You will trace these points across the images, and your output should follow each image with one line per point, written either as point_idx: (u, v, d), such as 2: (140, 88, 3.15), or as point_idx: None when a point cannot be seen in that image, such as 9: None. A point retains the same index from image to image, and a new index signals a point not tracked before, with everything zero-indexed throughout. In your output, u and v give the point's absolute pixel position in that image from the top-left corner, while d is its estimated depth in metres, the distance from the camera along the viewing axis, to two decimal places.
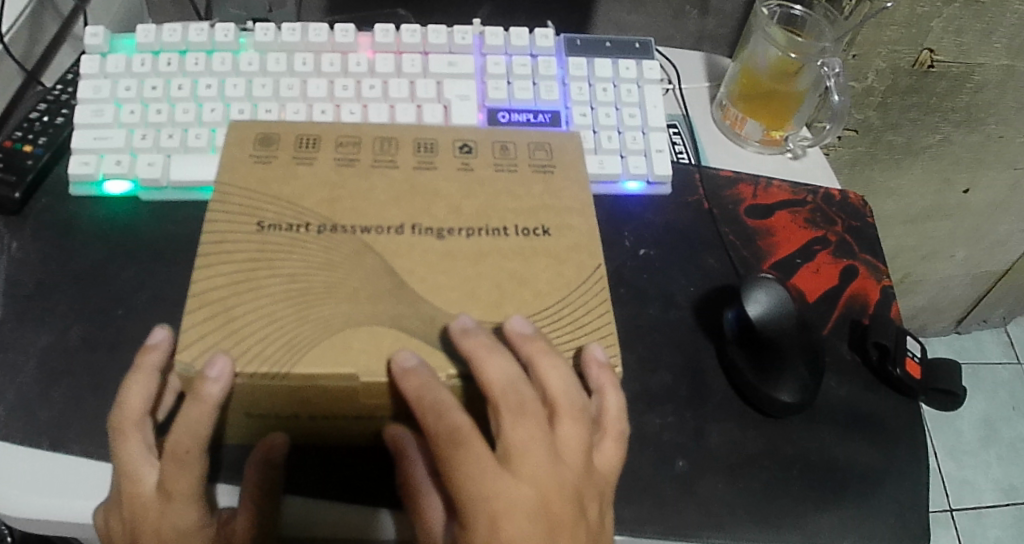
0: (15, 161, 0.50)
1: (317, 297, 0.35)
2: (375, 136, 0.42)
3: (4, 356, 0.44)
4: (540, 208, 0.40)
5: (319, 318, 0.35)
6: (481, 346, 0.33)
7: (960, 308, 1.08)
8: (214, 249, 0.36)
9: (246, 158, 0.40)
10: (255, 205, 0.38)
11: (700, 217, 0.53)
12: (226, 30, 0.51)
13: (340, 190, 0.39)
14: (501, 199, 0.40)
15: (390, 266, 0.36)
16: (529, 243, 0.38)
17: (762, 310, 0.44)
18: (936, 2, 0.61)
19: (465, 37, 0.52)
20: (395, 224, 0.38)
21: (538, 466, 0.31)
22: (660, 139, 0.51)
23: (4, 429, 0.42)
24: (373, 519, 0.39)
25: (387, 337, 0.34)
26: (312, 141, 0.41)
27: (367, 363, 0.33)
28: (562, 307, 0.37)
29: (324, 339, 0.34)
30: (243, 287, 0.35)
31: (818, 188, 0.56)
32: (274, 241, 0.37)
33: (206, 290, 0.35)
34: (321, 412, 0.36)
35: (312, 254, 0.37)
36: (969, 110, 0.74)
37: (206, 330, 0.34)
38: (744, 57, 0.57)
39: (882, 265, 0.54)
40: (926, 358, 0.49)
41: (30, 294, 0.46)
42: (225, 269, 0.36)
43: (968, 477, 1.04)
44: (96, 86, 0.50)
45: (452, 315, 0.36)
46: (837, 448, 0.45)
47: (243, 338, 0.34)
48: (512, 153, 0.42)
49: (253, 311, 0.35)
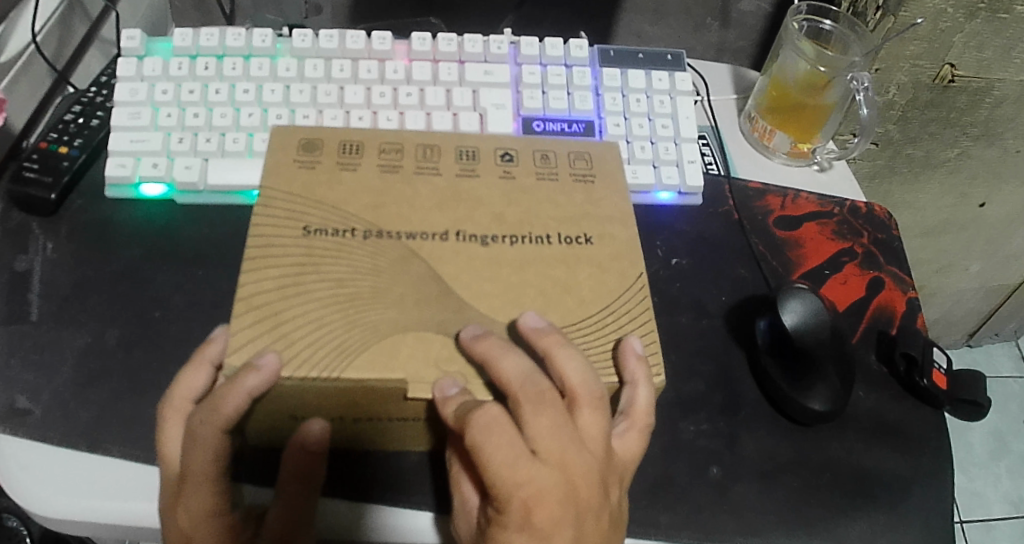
0: (51, 163, 0.50)
1: (365, 302, 0.36)
2: (417, 144, 0.42)
3: (41, 356, 0.44)
4: (582, 217, 0.40)
5: (368, 323, 0.35)
6: (493, 344, 0.33)
7: (973, 321, 1.09)
8: (261, 253, 0.36)
9: (290, 163, 0.40)
10: (301, 209, 0.38)
11: (730, 227, 0.53)
12: (264, 36, 0.52)
13: (384, 196, 0.39)
14: (543, 207, 0.40)
15: (436, 271, 0.37)
16: (572, 251, 0.38)
17: (797, 319, 0.44)
18: (959, 18, 0.61)
19: (500, 47, 0.53)
20: (439, 231, 0.38)
21: (565, 455, 0.31)
22: (692, 150, 0.52)
23: (41, 430, 0.42)
24: (364, 516, 0.41)
25: (435, 342, 0.35)
26: (355, 147, 0.41)
27: (416, 369, 0.34)
28: (607, 314, 0.37)
29: (373, 344, 0.34)
30: (290, 292, 0.35)
31: (845, 200, 0.57)
32: (321, 245, 0.37)
33: (256, 294, 0.35)
34: (365, 414, 0.36)
35: (359, 259, 0.37)
36: (987, 124, 0.74)
37: (254, 334, 0.34)
38: (774, 70, 0.57)
39: (908, 277, 0.54)
40: (952, 369, 0.49)
41: (67, 296, 0.47)
42: (272, 272, 0.36)
43: (979, 489, 1.04)
44: (132, 89, 0.50)
45: (497, 320, 0.36)
46: (868, 457, 0.45)
47: (292, 342, 0.34)
48: (553, 161, 0.42)
49: (301, 316, 0.35)
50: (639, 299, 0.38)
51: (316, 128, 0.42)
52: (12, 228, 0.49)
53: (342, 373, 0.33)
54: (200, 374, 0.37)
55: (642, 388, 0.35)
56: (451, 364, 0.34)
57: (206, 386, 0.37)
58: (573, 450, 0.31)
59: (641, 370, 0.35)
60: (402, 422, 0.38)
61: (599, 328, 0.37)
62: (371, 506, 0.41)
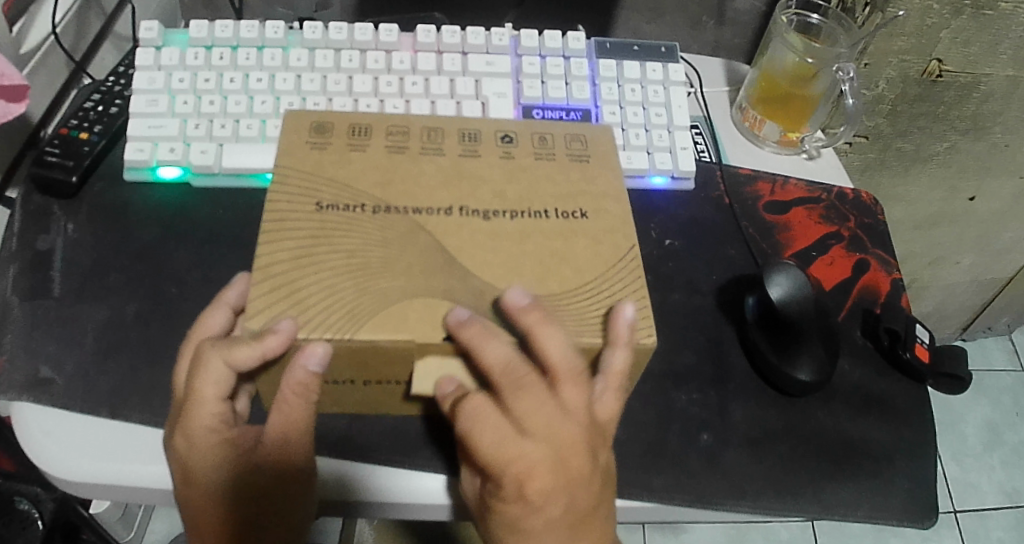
0: (72, 148, 0.52)
1: (375, 270, 0.38)
2: (422, 127, 0.44)
3: (63, 330, 0.47)
4: (579, 194, 0.42)
5: (376, 290, 0.37)
6: (476, 332, 0.34)
7: (966, 315, 1.11)
8: (277, 226, 0.39)
9: (302, 144, 0.42)
10: (314, 187, 0.41)
11: (721, 211, 0.55)
12: (276, 28, 0.54)
13: (391, 174, 0.42)
14: (542, 185, 0.42)
15: (441, 243, 0.39)
16: (569, 225, 0.41)
17: (783, 292, 0.46)
18: (945, 14, 0.64)
19: (501, 39, 0.55)
20: (444, 206, 0.41)
21: (551, 428, 0.33)
22: (684, 137, 0.54)
23: (63, 398, 0.44)
24: (364, 478, 0.43)
25: (441, 307, 0.37)
26: (364, 129, 0.44)
27: (424, 330, 0.36)
28: (601, 282, 0.39)
29: (382, 309, 0.36)
30: (304, 262, 0.38)
31: (832, 187, 0.59)
32: (333, 220, 0.39)
33: (272, 263, 0.37)
34: (375, 377, 0.39)
35: (369, 233, 0.39)
36: (976, 118, 0.76)
37: (271, 300, 0.36)
38: (763, 62, 0.60)
39: (893, 260, 0.56)
40: (934, 344, 0.52)
41: (88, 273, 0.49)
42: (288, 244, 0.38)
43: (973, 480, 1.06)
44: (150, 78, 0.52)
45: (498, 287, 0.38)
46: (852, 427, 0.48)
47: (307, 307, 0.36)
48: (551, 143, 0.44)
49: (315, 283, 0.37)
50: (629, 267, 0.40)
51: (326, 112, 0.44)
52: (34, 210, 0.51)
53: (353, 336, 0.35)
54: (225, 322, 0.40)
55: (622, 351, 0.36)
56: None
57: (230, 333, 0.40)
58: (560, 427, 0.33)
59: (625, 335, 0.36)
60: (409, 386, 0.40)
61: (595, 294, 0.39)
62: (373, 465, 0.43)
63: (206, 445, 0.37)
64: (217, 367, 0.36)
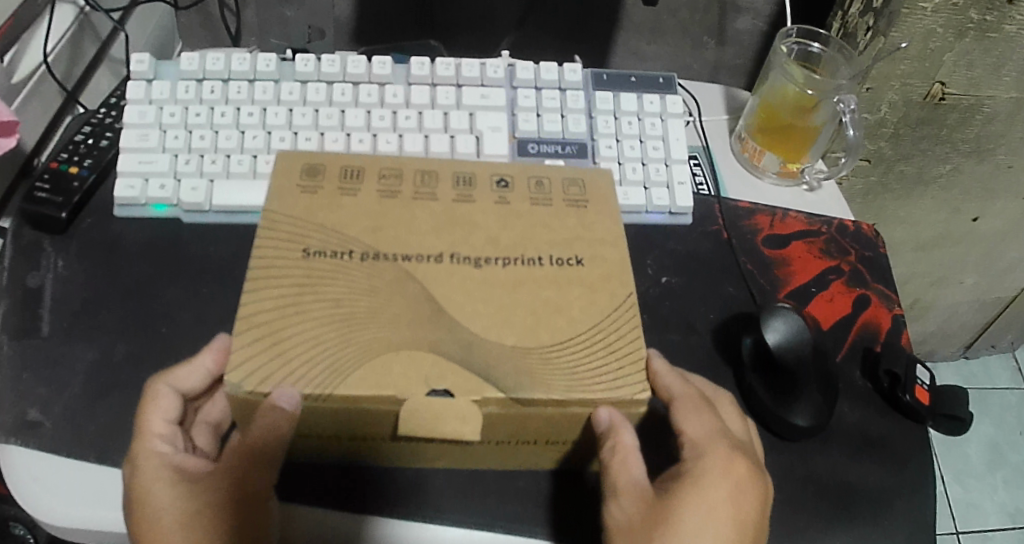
0: (62, 183, 0.52)
1: (360, 321, 0.37)
2: (415, 170, 0.44)
3: (52, 370, 0.46)
4: (574, 240, 0.41)
5: (362, 341, 0.36)
6: (623, 447, 0.38)
7: (970, 334, 1.10)
8: (264, 273, 0.38)
9: (293, 188, 0.42)
10: (304, 233, 0.40)
11: (719, 246, 0.55)
12: (267, 61, 0.53)
13: (384, 221, 0.41)
14: (535, 230, 0.41)
15: (430, 292, 0.38)
16: (563, 272, 0.40)
17: (780, 337, 0.46)
18: (947, 38, 0.62)
19: (496, 71, 0.55)
20: (434, 253, 0.40)
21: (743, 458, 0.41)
22: (682, 171, 0.53)
23: (52, 441, 0.44)
24: (361, 529, 0.43)
25: (426, 360, 0.36)
26: (356, 172, 0.43)
27: (407, 386, 0.35)
28: (593, 332, 0.38)
29: (366, 364, 0.36)
30: (290, 310, 0.37)
31: (833, 219, 0.58)
32: (318, 267, 0.39)
33: (257, 313, 0.37)
34: (360, 432, 0.38)
35: (356, 281, 0.38)
36: (978, 141, 0.75)
37: (255, 351, 0.36)
38: (763, 92, 0.59)
39: (894, 294, 0.56)
40: (935, 385, 0.51)
41: (77, 311, 0.48)
42: (275, 291, 0.38)
43: (975, 500, 1.05)
44: (141, 112, 0.52)
45: (487, 337, 0.37)
46: (849, 470, 0.47)
47: (291, 360, 0.36)
48: (547, 189, 0.43)
49: (300, 335, 0.36)
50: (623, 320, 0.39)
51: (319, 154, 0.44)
52: (24, 245, 0.51)
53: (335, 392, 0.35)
54: (220, 401, 0.46)
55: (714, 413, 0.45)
56: (440, 381, 0.36)
57: (229, 417, 0.47)
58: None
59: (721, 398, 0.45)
60: (397, 442, 0.39)
61: (587, 346, 0.38)
62: (371, 517, 0.43)
63: (153, 467, 0.40)
64: (167, 393, 0.42)
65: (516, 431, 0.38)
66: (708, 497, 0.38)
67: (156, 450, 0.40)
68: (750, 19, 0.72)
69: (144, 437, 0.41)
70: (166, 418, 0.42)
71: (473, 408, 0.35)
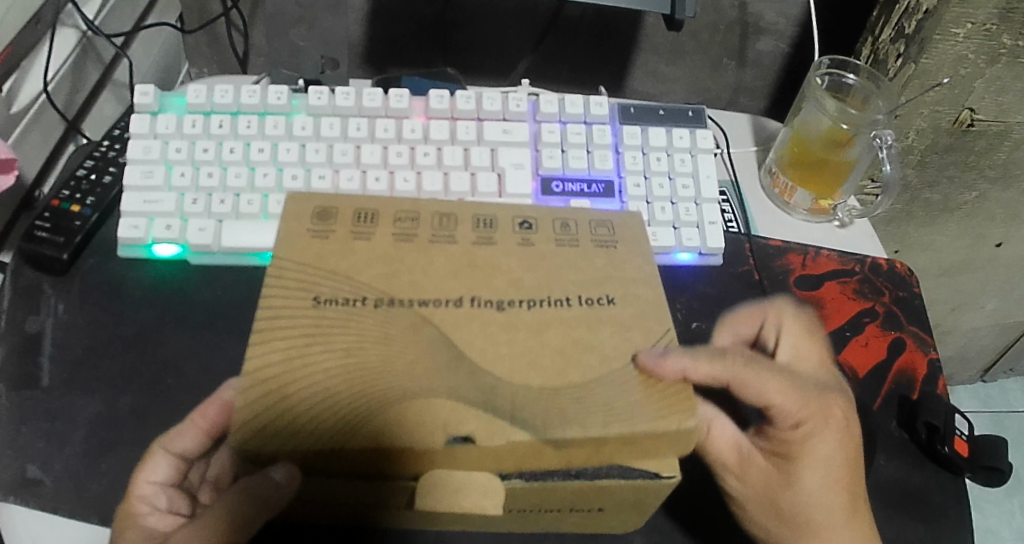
0: (63, 223, 0.49)
1: (375, 371, 0.31)
2: (433, 212, 0.37)
3: (52, 424, 0.43)
4: (607, 278, 0.36)
5: (375, 394, 0.30)
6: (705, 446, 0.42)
7: (988, 357, 1.08)
8: (266, 324, 0.32)
9: (302, 233, 0.35)
10: (309, 278, 0.34)
11: (751, 289, 0.53)
12: (279, 93, 0.51)
13: (397, 264, 0.34)
14: (561, 270, 0.35)
15: (449, 336, 0.32)
16: (595, 313, 0.34)
17: None
18: (979, 63, 0.58)
19: (519, 104, 0.52)
20: (453, 296, 0.33)
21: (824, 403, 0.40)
22: (713, 211, 0.51)
23: (52, 502, 0.41)
24: None
25: (446, 410, 0.30)
26: (370, 216, 0.36)
27: (427, 441, 0.29)
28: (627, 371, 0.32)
29: (378, 424, 0.29)
30: (295, 360, 0.31)
31: (865, 257, 0.56)
32: (329, 315, 0.32)
33: (263, 371, 0.31)
34: (371, 504, 0.34)
35: (368, 325, 0.32)
36: (1006, 167, 0.72)
37: (258, 412, 0.30)
38: (795, 124, 0.57)
39: (929, 337, 0.54)
40: (973, 435, 0.49)
41: (78, 360, 0.46)
42: (280, 342, 0.31)
43: (993, 526, 1.03)
44: (145, 146, 0.49)
45: (514, 384, 0.31)
46: (887, 529, 0.45)
47: (295, 420, 0.29)
48: (573, 230, 0.37)
49: (307, 392, 0.30)
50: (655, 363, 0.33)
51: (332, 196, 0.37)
52: (23, 287, 0.48)
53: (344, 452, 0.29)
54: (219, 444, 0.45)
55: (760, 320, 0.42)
56: (462, 427, 0.29)
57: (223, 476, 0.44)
58: (832, 487, 0.40)
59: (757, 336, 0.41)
60: (412, 510, 0.35)
61: None
62: None
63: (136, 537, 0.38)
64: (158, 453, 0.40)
65: (536, 502, 0.34)
66: (794, 440, 0.40)
67: (136, 511, 0.39)
68: (772, 40, 0.69)
69: (127, 498, 0.40)
70: (154, 480, 0.40)
71: (496, 482, 0.31)
